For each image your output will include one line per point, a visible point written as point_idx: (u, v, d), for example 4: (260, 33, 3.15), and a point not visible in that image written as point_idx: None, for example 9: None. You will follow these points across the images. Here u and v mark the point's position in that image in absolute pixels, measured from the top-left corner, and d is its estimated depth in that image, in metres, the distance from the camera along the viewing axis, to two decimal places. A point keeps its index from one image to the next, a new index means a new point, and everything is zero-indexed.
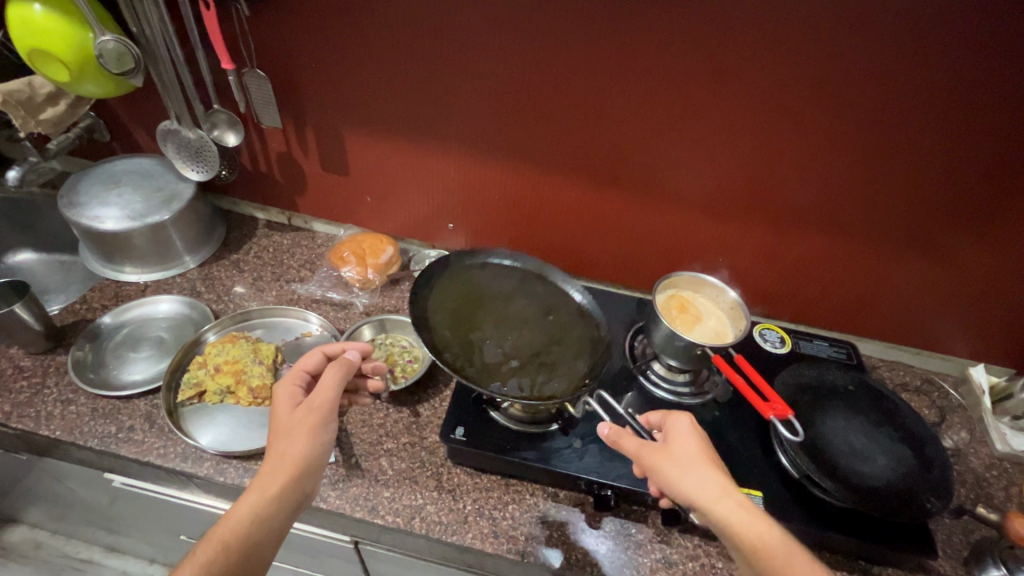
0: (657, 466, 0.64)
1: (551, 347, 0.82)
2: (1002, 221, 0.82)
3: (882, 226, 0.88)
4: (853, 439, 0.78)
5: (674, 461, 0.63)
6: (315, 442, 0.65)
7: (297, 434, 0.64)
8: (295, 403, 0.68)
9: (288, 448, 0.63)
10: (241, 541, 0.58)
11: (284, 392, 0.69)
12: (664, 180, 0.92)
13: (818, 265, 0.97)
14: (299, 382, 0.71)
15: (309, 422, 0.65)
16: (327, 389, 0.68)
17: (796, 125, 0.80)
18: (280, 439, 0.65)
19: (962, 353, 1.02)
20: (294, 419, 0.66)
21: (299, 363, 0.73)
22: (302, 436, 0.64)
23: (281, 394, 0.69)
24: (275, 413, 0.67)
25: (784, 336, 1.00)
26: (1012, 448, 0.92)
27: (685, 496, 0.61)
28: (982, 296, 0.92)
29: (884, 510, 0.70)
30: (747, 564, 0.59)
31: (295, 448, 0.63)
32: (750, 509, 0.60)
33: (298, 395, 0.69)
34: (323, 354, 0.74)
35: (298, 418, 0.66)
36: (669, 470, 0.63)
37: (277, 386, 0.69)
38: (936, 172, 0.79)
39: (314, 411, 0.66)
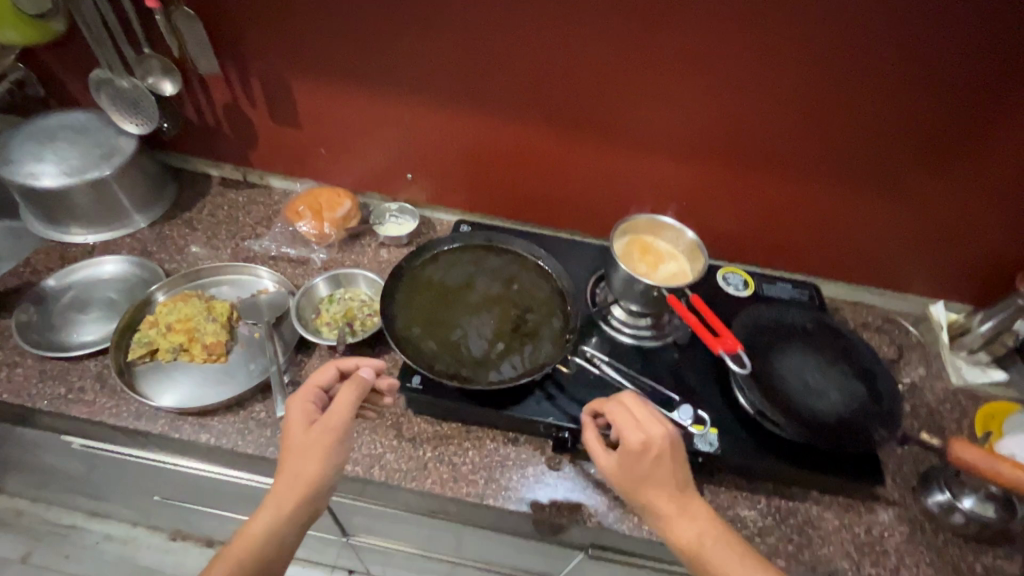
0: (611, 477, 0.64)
1: (526, 316, 0.81)
2: (964, 152, 0.81)
3: (863, 170, 0.86)
4: (808, 376, 0.79)
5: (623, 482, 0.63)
6: (331, 460, 0.63)
7: (311, 454, 0.63)
8: (310, 421, 0.66)
9: (303, 467, 0.62)
10: (255, 557, 0.60)
11: (297, 411, 0.66)
12: (624, 119, 0.88)
13: (782, 205, 0.95)
14: (313, 400, 0.68)
15: (324, 443, 0.63)
16: (340, 411, 0.65)
17: (770, 62, 0.77)
18: (293, 458, 0.63)
19: (921, 291, 1.03)
20: (308, 438, 0.63)
21: (313, 378, 0.69)
22: (316, 456, 0.63)
23: (294, 411, 0.66)
24: (289, 432, 0.65)
25: (748, 279, 0.99)
26: (965, 381, 0.95)
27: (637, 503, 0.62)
28: (944, 232, 0.92)
29: (832, 442, 0.71)
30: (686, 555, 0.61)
31: (309, 468, 0.62)
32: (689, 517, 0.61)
33: (311, 413, 0.66)
34: (337, 370, 0.71)
35: (313, 438, 0.64)
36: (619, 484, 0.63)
37: (291, 403, 0.66)
38: (914, 107, 0.77)
39: (330, 432, 0.64)
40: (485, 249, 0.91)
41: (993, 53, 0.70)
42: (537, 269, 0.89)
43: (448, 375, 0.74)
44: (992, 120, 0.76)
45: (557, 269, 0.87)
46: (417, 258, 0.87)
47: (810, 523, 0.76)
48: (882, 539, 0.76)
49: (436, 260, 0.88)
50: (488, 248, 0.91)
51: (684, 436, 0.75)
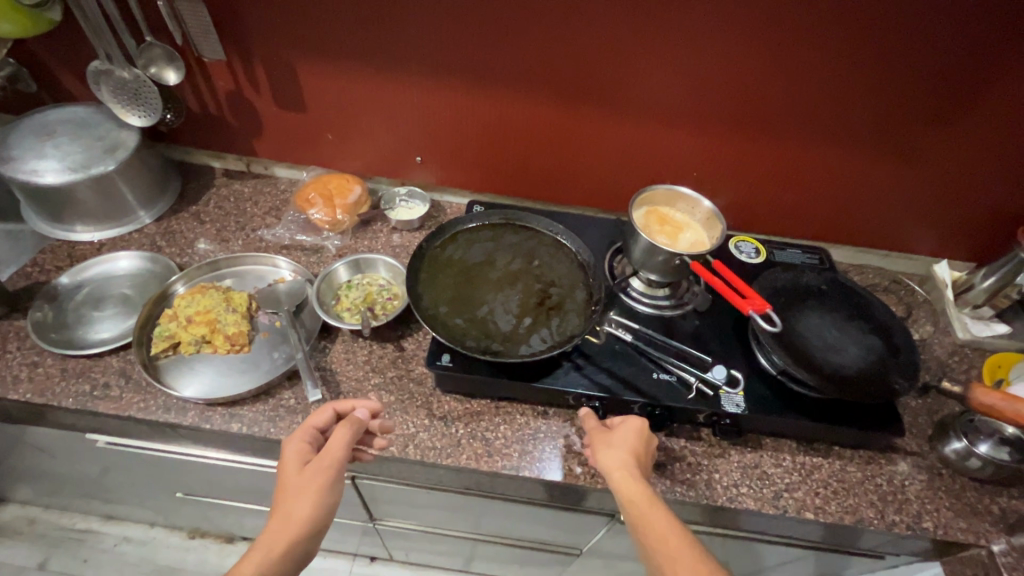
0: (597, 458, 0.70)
1: (550, 290, 0.82)
2: (969, 111, 0.82)
3: (870, 134, 0.88)
4: (827, 334, 0.81)
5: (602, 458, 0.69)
6: (324, 503, 0.62)
7: (303, 495, 0.61)
8: (304, 461, 0.65)
9: (295, 508, 0.60)
10: None
11: (291, 451, 0.65)
12: (635, 92, 0.89)
13: (791, 171, 0.97)
14: (309, 440, 0.67)
15: (316, 483, 0.62)
16: (334, 449, 0.64)
17: (781, 28, 0.77)
18: (285, 499, 0.61)
19: (925, 250, 1.06)
20: (302, 479, 0.62)
21: (308, 420, 0.70)
22: (308, 497, 0.61)
23: (289, 453, 0.65)
24: (283, 474, 0.64)
25: (759, 246, 1.01)
26: (973, 335, 0.97)
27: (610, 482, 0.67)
28: (948, 190, 0.94)
29: (857, 394, 0.73)
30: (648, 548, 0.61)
31: (301, 509, 0.60)
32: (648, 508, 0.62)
33: (306, 453, 0.66)
34: (334, 412, 0.71)
35: (307, 478, 0.63)
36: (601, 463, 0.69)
37: (287, 443, 0.66)
38: (921, 68, 0.79)
39: (323, 472, 0.63)
40: (502, 227, 0.91)
41: (998, 12, 0.71)
42: (556, 244, 0.89)
43: (479, 349, 0.75)
44: (995, 80, 0.78)
45: (576, 243, 0.89)
46: (436, 238, 0.88)
47: (835, 476, 0.79)
48: (903, 486, 0.79)
49: (455, 240, 0.88)
50: (506, 226, 0.91)
51: (712, 398, 0.77)
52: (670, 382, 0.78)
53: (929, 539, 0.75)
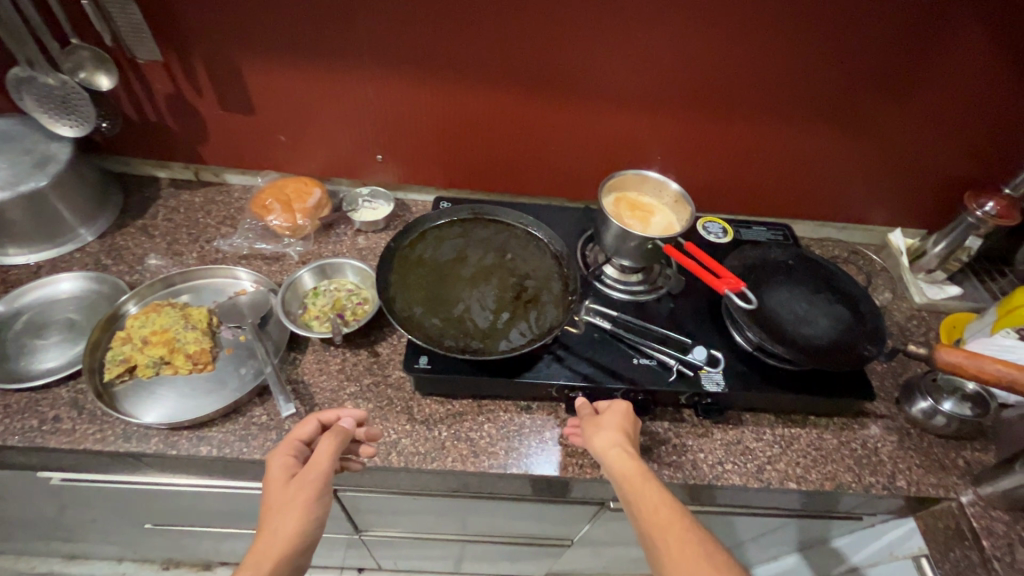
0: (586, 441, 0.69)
1: (526, 283, 0.81)
2: (914, 83, 0.86)
3: (825, 109, 0.90)
4: (797, 307, 0.83)
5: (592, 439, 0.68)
6: (312, 517, 0.58)
7: (290, 509, 0.57)
8: (289, 475, 0.61)
9: (282, 523, 0.56)
10: None
11: (275, 465, 0.62)
12: (596, 77, 0.88)
13: (751, 150, 0.98)
14: (294, 453, 0.64)
15: (303, 496, 0.58)
16: (320, 461, 0.61)
17: (735, 8, 0.78)
18: (271, 515, 0.57)
19: (880, 220, 1.10)
20: (288, 492, 0.59)
21: (290, 434, 0.66)
22: (296, 511, 0.57)
23: (273, 466, 0.61)
24: (266, 490, 0.60)
25: (726, 226, 1.02)
26: (929, 298, 1.02)
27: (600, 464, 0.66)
28: (899, 160, 0.98)
29: (831, 363, 0.75)
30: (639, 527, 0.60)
31: (289, 524, 0.56)
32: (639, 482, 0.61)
33: (291, 466, 0.62)
34: (318, 422, 0.67)
35: (292, 492, 0.59)
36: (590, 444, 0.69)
37: (270, 458, 0.62)
38: (868, 42, 0.81)
39: (310, 485, 0.59)
40: (472, 222, 0.89)
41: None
42: (527, 236, 0.88)
43: (458, 348, 0.73)
44: (938, 50, 0.81)
45: (547, 235, 0.88)
46: (404, 238, 0.85)
47: (813, 444, 0.81)
48: (876, 449, 0.82)
49: (425, 239, 0.86)
50: (475, 221, 0.89)
51: (693, 378, 0.77)
52: (650, 367, 0.78)
53: (904, 496, 0.78)
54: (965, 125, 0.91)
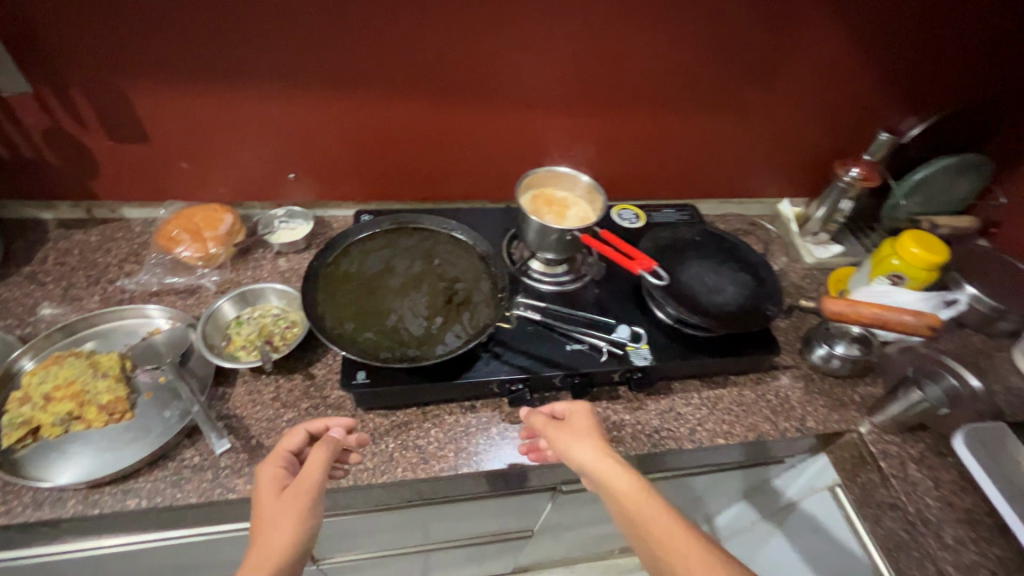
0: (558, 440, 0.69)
1: (456, 286, 0.83)
2: (780, 68, 0.97)
3: (710, 96, 0.99)
4: (707, 279, 0.90)
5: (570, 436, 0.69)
6: (308, 524, 0.57)
7: (284, 516, 0.57)
8: (281, 485, 0.61)
9: (275, 532, 0.55)
10: None
11: (267, 476, 0.62)
12: (501, 82, 0.91)
13: (653, 140, 1.06)
14: (284, 464, 0.64)
15: (298, 503, 0.58)
16: (312, 469, 0.61)
17: (620, 11, 0.85)
18: (264, 524, 0.56)
19: (770, 193, 1.22)
20: (282, 500, 0.58)
21: (280, 445, 0.66)
22: (290, 518, 0.57)
23: (265, 477, 0.61)
24: (259, 500, 0.60)
25: (639, 212, 1.09)
26: (817, 258, 1.14)
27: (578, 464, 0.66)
28: (778, 138, 1.09)
29: (741, 326, 0.83)
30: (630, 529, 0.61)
31: (282, 532, 0.55)
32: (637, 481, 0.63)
33: (282, 477, 0.62)
34: (306, 432, 0.68)
35: (286, 501, 0.58)
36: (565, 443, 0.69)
37: (261, 470, 0.62)
38: (738, 36, 0.90)
39: (303, 494, 0.59)
40: (396, 232, 0.90)
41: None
42: (452, 240, 0.90)
43: (396, 358, 0.73)
44: (794, 36, 0.92)
45: (471, 236, 0.89)
46: (327, 255, 0.84)
47: (735, 401, 0.89)
48: (787, 397, 0.91)
49: (349, 254, 0.85)
50: (399, 231, 0.90)
51: (623, 357, 0.82)
52: (583, 351, 0.83)
53: (814, 435, 0.88)
54: (825, 99, 1.03)
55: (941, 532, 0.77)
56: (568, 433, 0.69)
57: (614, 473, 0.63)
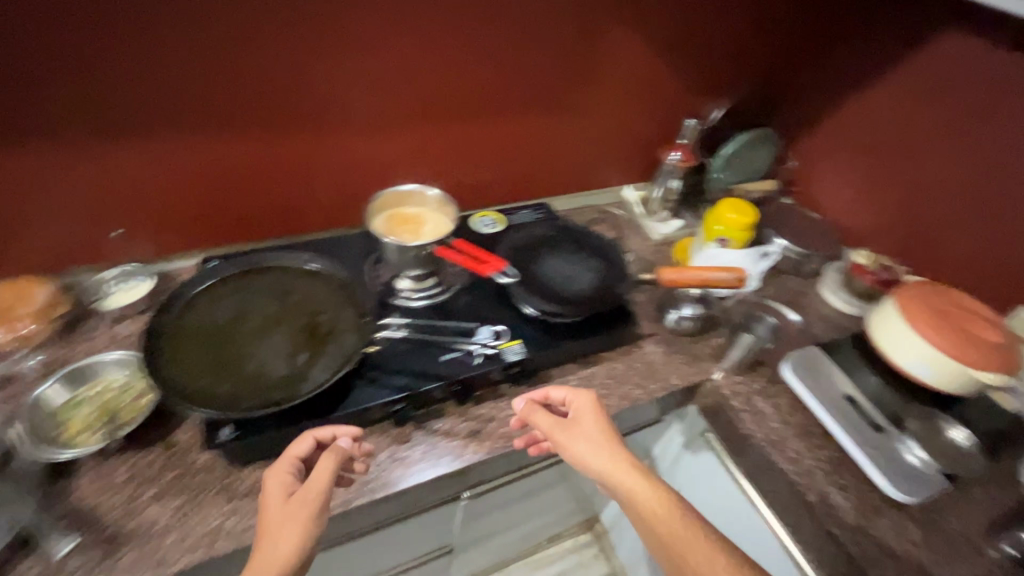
0: (569, 446, 0.76)
1: (318, 319, 0.81)
2: (596, 71, 1.09)
3: (538, 100, 1.07)
4: (564, 269, 0.98)
5: (582, 439, 0.76)
6: (310, 534, 0.59)
7: (288, 527, 0.59)
8: (288, 492, 0.63)
9: (279, 544, 0.58)
10: None
11: (274, 483, 0.64)
12: (339, 108, 0.92)
13: (501, 148, 1.11)
14: (292, 470, 0.66)
15: (303, 514, 0.60)
16: (318, 479, 0.62)
17: (442, 31, 0.91)
18: (270, 534, 0.59)
19: (614, 183, 1.34)
20: (286, 511, 0.60)
21: (289, 450, 0.67)
22: (294, 529, 0.59)
23: (272, 485, 0.63)
24: (266, 507, 0.62)
25: (498, 217, 1.12)
26: (661, 235, 1.29)
27: (594, 471, 0.74)
28: (609, 133, 1.21)
29: (597, 307, 0.91)
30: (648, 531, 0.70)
31: (285, 545, 0.57)
32: (651, 483, 0.71)
33: (289, 484, 0.64)
34: (314, 438, 0.69)
35: (292, 510, 0.60)
36: (578, 445, 0.75)
37: (267, 478, 0.64)
38: (553, 46, 1.01)
39: (308, 503, 0.61)
40: (246, 275, 0.85)
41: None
42: (309, 272, 0.87)
43: (260, 405, 0.70)
44: (596, 39, 1.04)
45: (328, 265, 0.88)
46: (168, 311, 0.78)
47: (608, 375, 0.97)
48: (652, 362, 1.01)
49: (194, 306, 0.80)
50: (250, 272, 0.86)
51: (497, 356, 0.86)
52: (459, 358, 0.85)
53: (678, 390, 0.98)
54: (637, 92, 1.17)
55: (785, 448, 0.91)
56: (579, 436, 0.76)
57: (632, 484, 0.71)
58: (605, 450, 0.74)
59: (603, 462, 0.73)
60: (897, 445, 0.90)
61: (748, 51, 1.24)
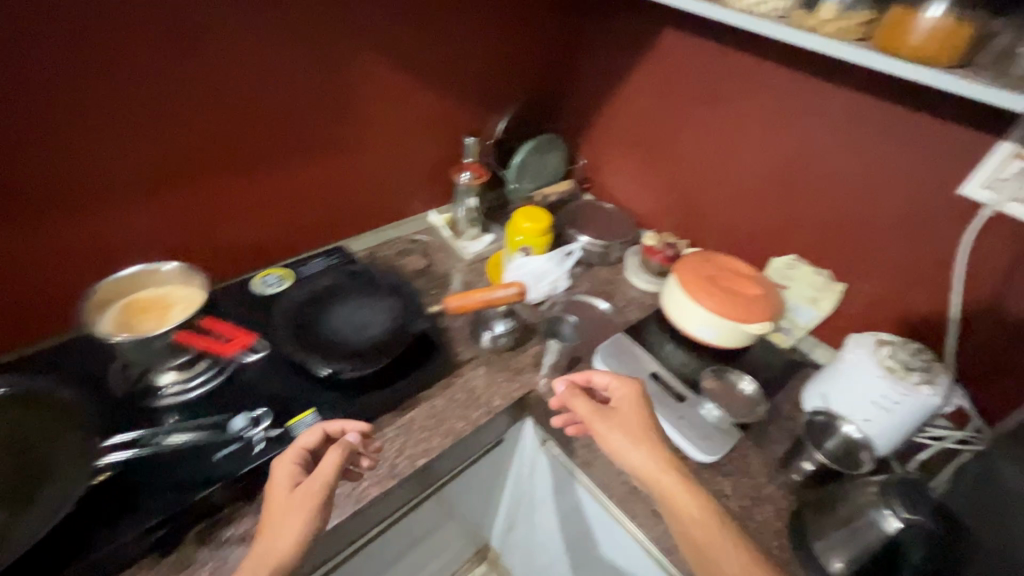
0: (604, 435, 0.79)
1: (30, 456, 0.67)
2: (360, 108, 1.04)
3: (297, 136, 0.99)
4: (353, 319, 0.92)
5: (619, 429, 0.79)
6: (311, 521, 0.65)
7: (296, 514, 0.65)
8: (294, 482, 0.69)
9: (272, 546, 0.62)
10: None
11: (281, 474, 0.69)
12: (35, 195, 0.77)
13: (271, 200, 1.03)
14: (298, 461, 0.71)
15: (301, 513, 0.65)
16: (323, 468, 0.68)
17: (150, 92, 0.80)
18: (275, 521, 0.65)
19: (417, 210, 1.31)
20: (295, 498, 0.66)
21: (296, 443, 0.74)
22: (296, 521, 0.64)
23: (280, 473, 0.69)
24: (273, 494, 0.68)
25: (283, 273, 1.05)
26: (474, 253, 1.29)
27: (630, 468, 0.76)
28: (395, 164, 1.18)
29: (388, 355, 0.86)
30: (681, 534, 0.71)
31: (283, 541, 0.63)
32: (690, 485, 0.73)
33: (297, 474, 0.70)
34: (324, 431, 0.74)
35: (297, 500, 0.66)
36: (613, 436, 0.78)
37: (277, 468, 0.70)
38: (299, 90, 0.94)
39: (312, 494, 0.66)
40: None
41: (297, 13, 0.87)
42: (16, 400, 0.72)
43: None
44: (349, 77, 0.99)
45: (40, 384, 0.73)
46: None
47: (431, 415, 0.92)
48: (475, 388, 0.98)
49: None
50: None
51: (282, 436, 0.78)
52: (237, 450, 0.75)
53: (504, 410, 0.97)
54: (412, 114, 1.13)
55: None
56: (613, 424, 0.79)
57: (675, 485, 0.73)
58: (647, 447, 0.76)
59: (644, 456, 0.75)
60: (695, 411, 0.95)
61: (523, 63, 1.25)
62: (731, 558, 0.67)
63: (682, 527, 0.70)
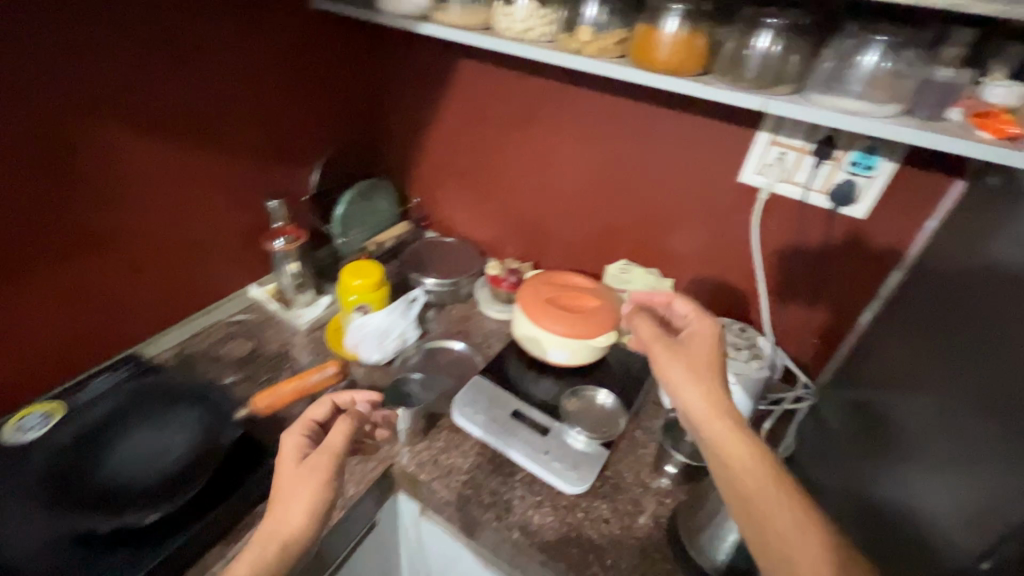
0: (662, 361, 0.70)
1: None
2: (127, 187, 0.87)
3: (40, 223, 0.79)
4: (142, 453, 0.79)
5: (683, 361, 0.69)
6: (321, 493, 0.63)
7: (306, 484, 0.63)
8: (300, 456, 0.67)
9: (290, 509, 0.61)
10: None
11: (290, 445, 0.68)
12: None
13: (22, 318, 0.83)
14: (306, 433, 0.71)
15: (315, 477, 0.63)
16: (334, 438, 0.67)
17: None
18: (282, 495, 0.62)
19: (234, 287, 1.15)
20: (299, 471, 0.64)
21: (306, 416, 0.73)
22: (307, 492, 0.62)
23: (289, 445, 0.68)
24: (280, 467, 0.66)
25: (48, 409, 0.84)
26: (309, 321, 1.16)
27: (680, 402, 0.66)
28: (191, 242, 1.02)
29: (193, 482, 0.74)
30: (722, 477, 0.59)
31: (293, 515, 0.61)
32: (750, 439, 0.60)
33: (303, 447, 0.68)
34: (332, 404, 0.75)
35: (304, 472, 0.64)
36: (674, 368, 0.69)
37: (285, 439, 0.69)
38: (30, 181, 0.76)
39: (320, 466, 0.64)
40: None
41: (2, 73, 0.69)
42: None
43: None
44: (99, 156, 0.82)
45: None
46: None
47: None
48: None
49: None
50: None
51: None
52: None
53: (362, 497, 0.86)
54: (201, 176, 0.98)
55: (480, 495, 0.87)
56: (681, 359, 0.69)
57: (731, 430, 0.60)
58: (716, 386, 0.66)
59: (698, 395, 0.65)
60: (560, 440, 0.93)
61: (329, 107, 1.15)
62: (780, 515, 0.54)
63: (722, 469, 0.59)
